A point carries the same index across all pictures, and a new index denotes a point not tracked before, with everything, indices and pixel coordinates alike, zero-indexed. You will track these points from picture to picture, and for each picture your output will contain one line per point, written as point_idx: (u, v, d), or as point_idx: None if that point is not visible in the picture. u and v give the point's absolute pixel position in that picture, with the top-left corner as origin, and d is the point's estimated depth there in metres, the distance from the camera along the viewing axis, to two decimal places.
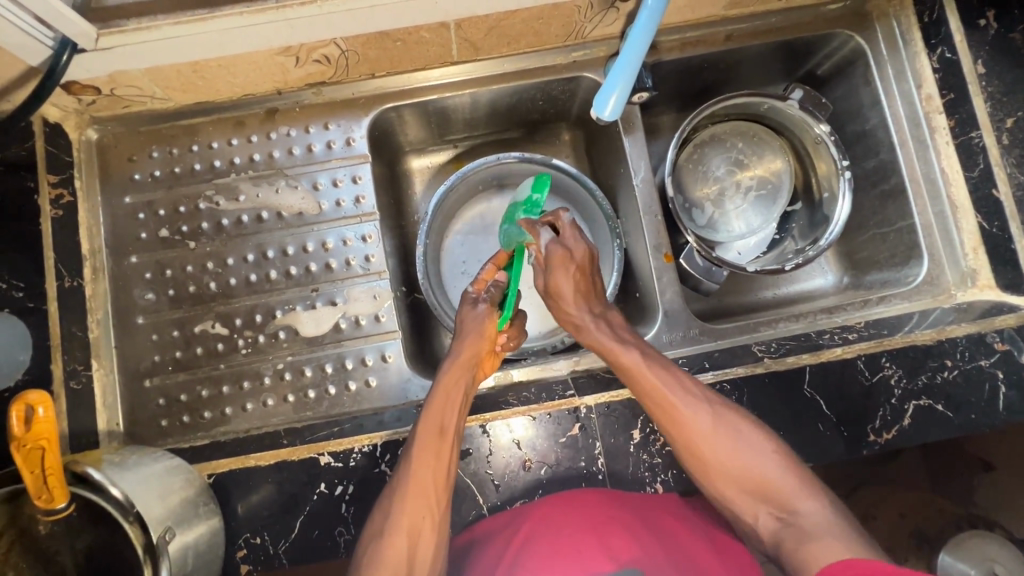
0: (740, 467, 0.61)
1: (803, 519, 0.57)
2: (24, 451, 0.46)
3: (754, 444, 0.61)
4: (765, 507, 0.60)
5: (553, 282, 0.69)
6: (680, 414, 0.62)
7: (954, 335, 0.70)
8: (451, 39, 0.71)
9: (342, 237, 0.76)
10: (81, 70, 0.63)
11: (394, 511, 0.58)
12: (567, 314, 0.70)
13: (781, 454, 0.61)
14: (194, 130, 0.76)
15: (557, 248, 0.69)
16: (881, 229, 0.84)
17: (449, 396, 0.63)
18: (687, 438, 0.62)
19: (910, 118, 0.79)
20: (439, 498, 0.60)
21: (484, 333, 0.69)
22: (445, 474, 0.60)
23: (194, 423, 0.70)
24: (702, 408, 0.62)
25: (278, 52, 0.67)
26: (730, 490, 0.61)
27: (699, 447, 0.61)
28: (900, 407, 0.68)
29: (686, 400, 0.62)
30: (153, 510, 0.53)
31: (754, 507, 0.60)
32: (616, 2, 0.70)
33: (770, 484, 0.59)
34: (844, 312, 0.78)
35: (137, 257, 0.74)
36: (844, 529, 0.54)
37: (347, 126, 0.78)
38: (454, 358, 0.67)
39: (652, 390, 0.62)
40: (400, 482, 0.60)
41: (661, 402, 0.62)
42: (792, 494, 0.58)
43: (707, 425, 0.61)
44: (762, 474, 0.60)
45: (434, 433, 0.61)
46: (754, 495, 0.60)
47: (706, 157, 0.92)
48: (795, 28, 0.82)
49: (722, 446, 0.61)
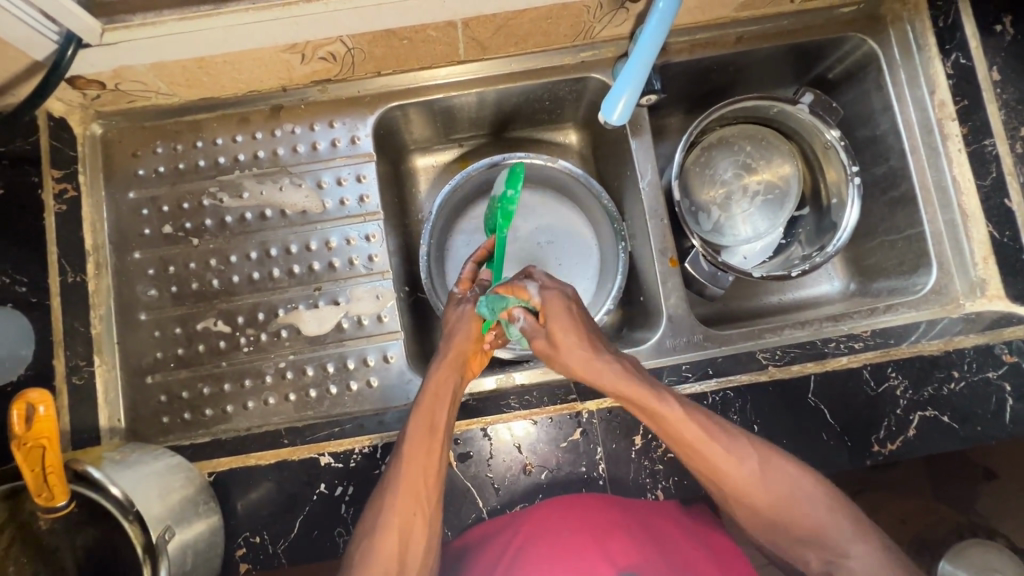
0: (789, 514, 0.61)
1: (852, 564, 0.58)
2: (26, 449, 0.46)
3: (798, 487, 0.61)
4: (818, 551, 0.61)
5: (557, 340, 0.62)
6: (725, 469, 0.60)
7: (962, 346, 0.69)
8: (458, 39, 0.71)
9: (345, 236, 0.76)
10: (86, 65, 0.63)
11: (384, 509, 0.58)
12: (579, 364, 0.61)
13: (828, 497, 0.61)
14: (198, 126, 0.76)
15: (558, 309, 0.63)
16: (889, 236, 0.83)
17: (437, 395, 0.63)
18: (736, 491, 0.61)
19: (922, 124, 0.78)
20: (427, 495, 0.60)
21: (468, 334, 0.68)
22: (435, 471, 0.60)
23: (195, 420, 0.70)
24: (747, 457, 0.61)
25: (283, 49, 0.66)
26: (778, 533, 0.63)
27: (744, 498, 0.61)
28: (905, 418, 0.67)
29: (726, 449, 0.60)
30: (151, 508, 0.53)
31: (805, 551, 0.62)
32: (626, 3, 0.69)
33: (820, 530, 0.60)
34: (850, 320, 0.76)
35: (140, 253, 0.74)
36: (892, 570, 0.56)
37: (352, 124, 0.77)
38: (442, 358, 0.66)
39: (695, 448, 0.60)
40: (390, 480, 0.59)
41: (703, 459, 0.60)
42: (839, 537, 0.60)
43: (754, 476, 0.61)
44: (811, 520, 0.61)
45: (424, 430, 0.61)
46: (805, 541, 0.61)
47: (713, 160, 0.91)
48: (806, 31, 0.80)
49: (768, 494, 0.61)
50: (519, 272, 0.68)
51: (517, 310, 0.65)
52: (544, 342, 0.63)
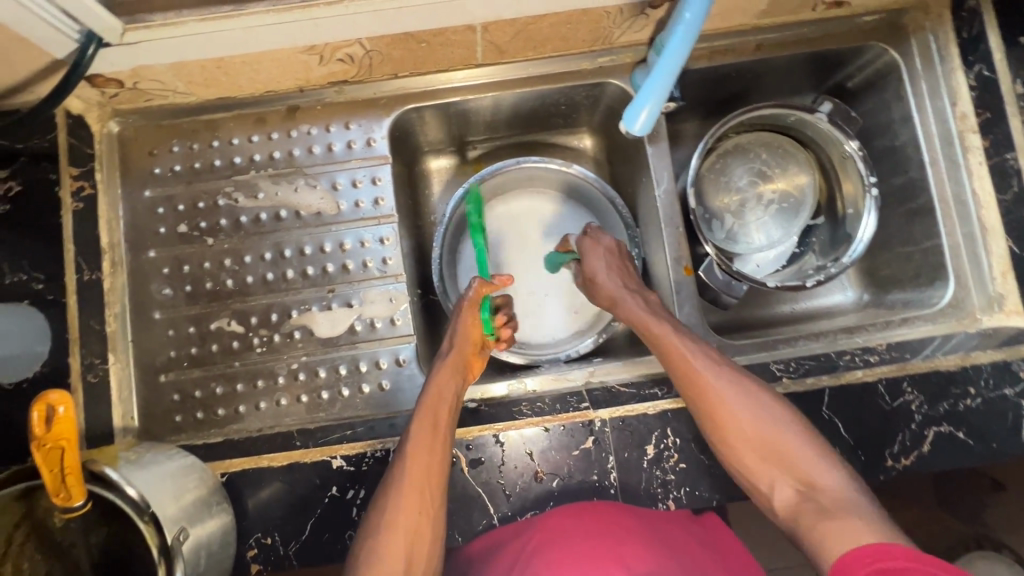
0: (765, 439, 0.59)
1: (823, 494, 0.55)
2: (45, 450, 0.46)
3: (773, 412, 0.60)
4: (784, 477, 0.58)
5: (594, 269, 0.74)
6: (710, 385, 0.61)
7: (979, 361, 0.69)
8: (477, 42, 0.70)
9: (359, 238, 0.76)
10: (106, 64, 0.63)
11: (389, 510, 0.58)
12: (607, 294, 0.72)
13: (803, 429, 0.60)
14: (214, 125, 0.76)
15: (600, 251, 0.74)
16: (906, 248, 0.82)
17: (438, 397, 0.63)
18: (714, 411, 0.61)
19: (943, 136, 0.77)
20: (432, 496, 0.59)
21: (468, 336, 0.69)
22: (438, 472, 0.59)
23: (208, 420, 0.70)
24: (728, 380, 0.62)
25: (302, 51, 0.66)
26: (748, 458, 0.59)
27: (724, 420, 0.60)
28: (920, 433, 0.67)
29: (715, 373, 0.62)
30: (165, 508, 0.53)
31: (775, 478, 0.58)
32: (647, 9, 0.68)
33: (790, 454, 0.58)
34: (865, 332, 0.74)
35: (155, 252, 0.74)
36: (861, 502, 0.54)
37: (368, 126, 0.77)
38: (445, 358, 0.67)
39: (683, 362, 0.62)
40: (393, 483, 0.59)
41: (694, 378, 0.62)
42: (811, 464, 0.57)
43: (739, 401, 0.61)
44: (786, 449, 0.59)
45: (427, 432, 0.61)
46: (778, 467, 0.58)
47: (728, 167, 0.90)
48: (827, 39, 0.80)
49: (745, 413, 0.60)
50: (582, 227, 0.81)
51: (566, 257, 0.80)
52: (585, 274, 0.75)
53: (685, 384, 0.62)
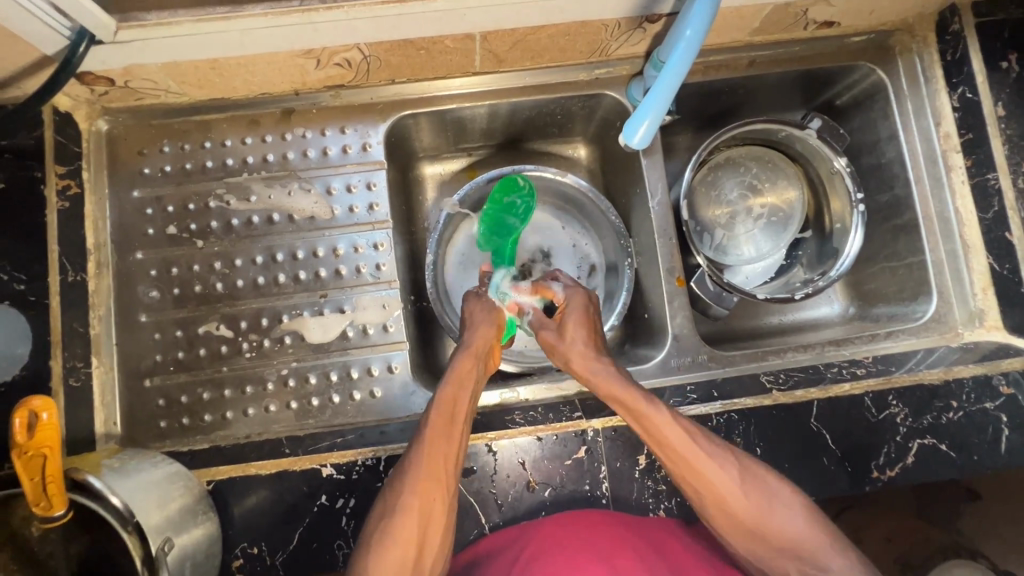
0: (764, 526, 0.59)
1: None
2: (25, 458, 0.45)
3: (778, 497, 0.59)
4: (794, 563, 0.58)
5: (567, 334, 0.68)
6: (708, 479, 0.59)
7: (961, 375, 0.70)
8: (475, 51, 0.71)
9: (353, 243, 0.75)
10: (97, 61, 0.61)
11: (403, 492, 0.57)
12: (578, 362, 0.66)
13: (806, 511, 0.59)
14: (206, 126, 0.74)
15: (576, 307, 0.70)
16: (890, 263, 0.84)
17: (461, 382, 0.64)
18: (716, 499, 0.59)
19: (928, 155, 0.79)
20: (447, 482, 0.59)
21: (493, 323, 0.71)
22: (455, 458, 0.60)
23: (194, 426, 0.69)
24: (724, 463, 0.60)
25: (299, 54, 0.66)
26: (758, 546, 0.60)
27: (725, 506, 0.59)
28: (904, 445, 0.68)
29: (711, 459, 0.60)
30: (151, 519, 0.52)
31: (782, 563, 0.59)
32: (644, 23, 0.69)
33: (800, 544, 0.58)
34: (851, 345, 0.77)
35: (142, 253, 0.72)
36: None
37: (364, 131, 0.76)
38: (466, 347, 0.67)
39: (680, 454, 0.59)
40: (411, 465, 0.58)
41: (690, 469, 0.59)
42: (819, 549, 0.57)
43: (735, 481, 0.59)
44: (790, 533, 0.58)
45: (446, 422, 0.60)
46: (784, 552, 0.58)
47: (719, 179, 0.91)
48: (816, 58, 0.81)
49: (749, 502, 0.59)
50: (547, 274, 0.77)
51: (529, 304, 0.75)
52: (553, 332, 0.69)
53: (681, 476, 0.60)
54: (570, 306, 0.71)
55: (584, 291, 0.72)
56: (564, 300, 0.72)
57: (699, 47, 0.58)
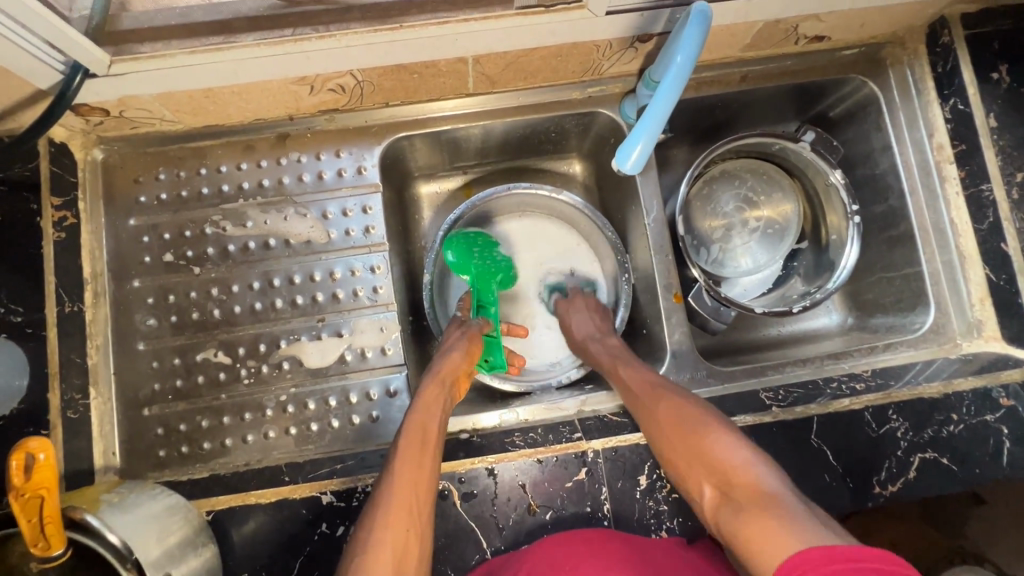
0: (691, 439, 0.58)
1: (742, 488, 0.52)
2: (23, 499, 0.45)
3: (707, 418, 0.60)
4: (711, 478, 0.55)
5: (571, 317, 0.80)
6: (653, 400, 0.64)
7: (961, 389, 0.70)
8: (468, 74, 0.71)
9: (350, 267, 0.75)
10: (91, 94, 0.62)
11: (376, 527, 0.56)
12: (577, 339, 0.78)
13: (739, 436, 0.58)
14: (202, 153, 0.75)
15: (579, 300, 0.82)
16: (888, 273, 0.84)
17: (427, 411, 0.64)
18: (657, 420, 0.62)
19: (921, 166, 0.79)
20: (419, 512, 0.58)
21: (461, 353, 0.71)
22: (427, 486, 0.60)
23: (193, 454, 0.69)
24: (666, 389, 0.64)
25: (292, 81, 0.66)
26: (683, 465, 0.58)
27: (660, 425, 0.62)
28: (906, 459, 0.68)
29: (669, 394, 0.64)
30: (150, 552, 0.52)
31: (702, 480, 0.56)
32: (636, 43, 0.69)
33: (714, 454, 0.56)
34: (850, 358, 0.76)
35: (139, 281, 0.72)
36: (781, 495, 0.49)
37: (359, 154, 0.77)
38: (433, 374, 0.68)
39: (637, 389, 0.66)
40: (383, 499, 0.58)
41: (646, 395, 0.65)
42: (732, 459, 0.55)
43: (682, 412, 0.61)
44: (724, 457, 0.55)
45: (415, 448, 0.61)
46: (701, 464, 0.56)
47: (715, 193, 0.92)
48: (808, 72, 0.82)
49: (677, 418, 0.60)
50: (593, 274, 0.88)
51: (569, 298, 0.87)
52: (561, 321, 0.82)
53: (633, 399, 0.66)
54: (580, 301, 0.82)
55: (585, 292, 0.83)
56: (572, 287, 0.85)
57: (692, 70, 0.58)
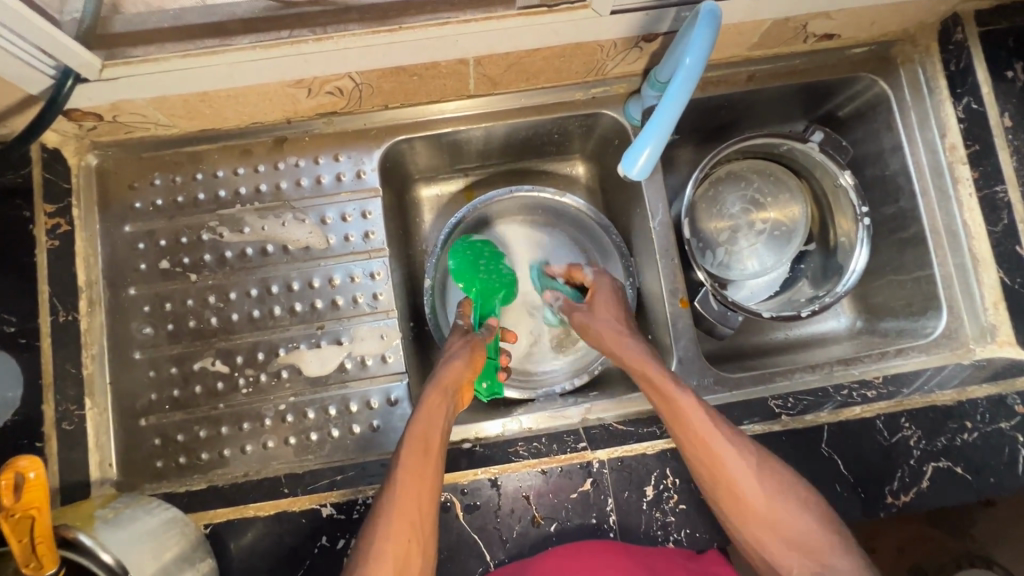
0: (777, 517, 0.57)
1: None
2: (13, 521, 0.43)
3: (789, 491, 0.58)
4: (802, 562, 0.55)
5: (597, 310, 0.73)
6: (722, 457, 0.59)
7: (974, 396, 0.69)
8: (469, 75, 0.69)
9: (349, 273, 0.74)
10: (83, 99, 0.60)
11: (377, 539, 0.55)
12: (610, 339, 0.69)
13: (818, 509, 0.58)
14: (198, 157, 0.73)
15: (605, 289, 0.74)
16: (898, 276, 0.82)
17: (431, 419, 0.62)
18: (731, 488, 0.58)
19: (933, 167, 0.78)
20: (422, 523, 0.57)
21: (466, 359, 0.68)
22: (429, 497, 0.58)
23: (191, 465, 0.67)
24: (734, 442, 0.60)
25: (289, 84, 0.64)
26: (767, 539, 0.57)
27: (738, 492, 0.58)
28: (919, 469, 0.66)
29: (729, 442, 0.60)
30: (145, 567, 0.51)
31: (791, 562, 0.56)
32: (641, 42, 0.68)
33: (808, 539, 0.56)
34: (861, 363, 0.74)
35: (135, 289, 0.71)
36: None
37: (358, 158, 0.75)
38: (436, 381, 0.66)
39: (699, 434, 0.60)
40: (383, 509, 0.57)
41: (706, 448, 0.59)
42: (825, 546, 0.55)
43: (749, 467, 0.59)
44: (801, 528, 0.56)
45: (416, 459, 0.59)
46: (792, 546, 0.56)
47: (720, 194, 0.90)
48: (816, 71, 0.80)
49: (762, 492, 0.58)
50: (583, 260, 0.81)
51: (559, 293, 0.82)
52: (584, 313, 0.74)
53: (694, 450, 0.60)
54: (600, 288, 0.75)
55: (611, 278, 0.76)
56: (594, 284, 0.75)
57: (702, 72, 0.57)
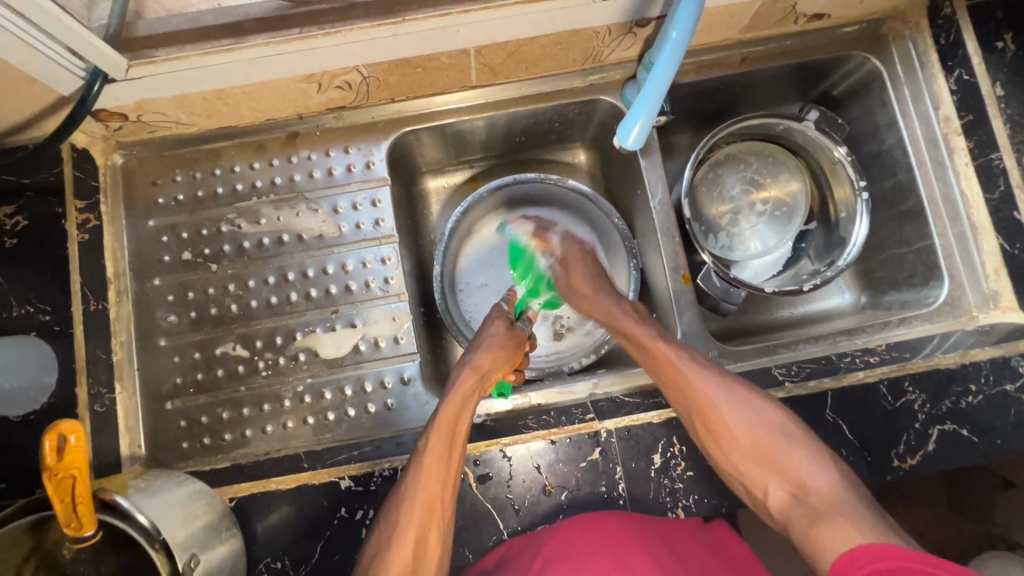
0: (756, 438, 0.63)
1: (815, 491, 0.60)
2: (56, 481, 0.46)
3: (759, 412, 0.65)
4: (776, 480, 0.63)
5: (573, 278, 0.81)
6: (692, 382, 0.66)
7: (978, 359, 0.70)
8: (471, 65, 0.72)
9: (361, 259, 0.77)
10: (111, 99, 0.65)
11: (401, 523, 0.57)
12: (587, 300, 0.79)
13: (791, 428, 0.64)
14: (216, 154, 0.77)
15: (576, 258, 0.83)
16: (899, 249, 0.83)
17: (462, 404, 0.64)
18: (702, 408, 0.65)
19: (928, 139, 0.79)
20: (442, 510, 0.59)
21: (503, 351, 0.71)
22: (452, 479, 0.60)
23: (215, 445, 0.70)
24: (710, 380, 0.66)
25: (301, 79, 0.68)
26: (741, 459, 0.64)
27: (711, 413, 0.64)
28: (924, 432, 0.67)
29: (695, 369, 0.67)
30: (176, 535, 0.53)
31: (767, 482, 0.63)
32: (635, 28, 0.70)
33: (781, 455, 0.63)
34: (864, 333, 0.76)
35: (160, 279, 0.75)
36: (850, 499, 0.58)
37: (367, 150, 0.79)
38: (473, 366, 0.68)
39: (668, 365, 0.67)
40: (409, 487, 0.59)
41: (676, 372, 0.67)
42: (799, 463, 0.62)
43: (719, 390, 0.66)
44: (778, 445, 0.63)
45: (445, 445, 0.61)
46: (767, 466, 0.63)
47: (720, 176, 0.92)
48: (808, 51, 0.82)
49: (735, 416, 0.64)
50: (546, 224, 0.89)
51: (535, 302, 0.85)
52: (564, 281, 0.82)
53: (669, 385, 0.67)
54: (569, 254, 0.83)
55: (579, 243, 0.84)
56: (564, 254, 0.83)
57: (686, 48, 0.59)
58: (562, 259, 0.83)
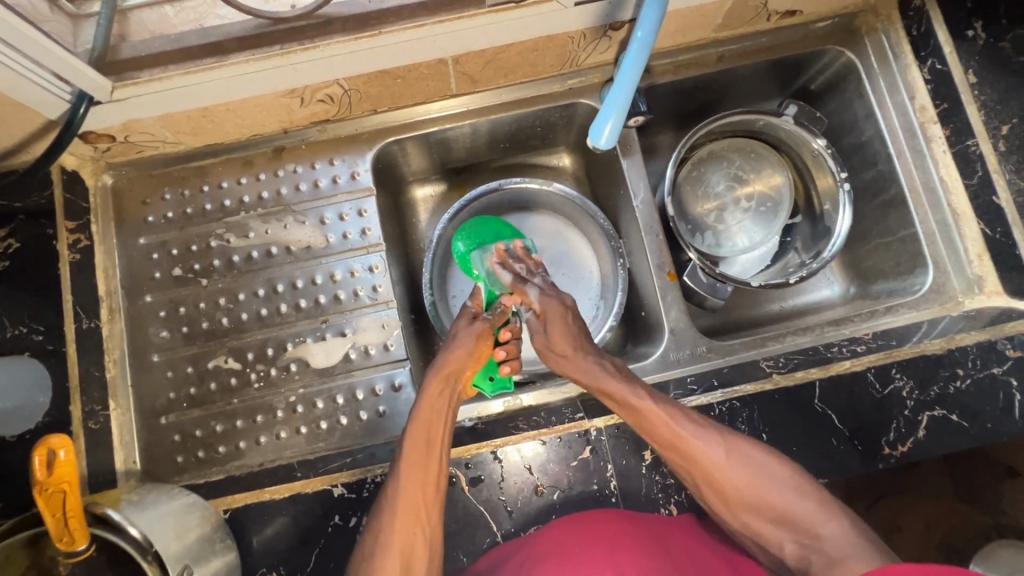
0: (762, 495, 0.61)
1: (828, 542, 0.58)
2: (46, 495, 0.47)
3: (761, 468, 0.62)
4: (790, 534, 0.61)
5: (554, 342, 0.69)
6: (696, 454, 0.62)
7: (964, 343, 0.70)
8: (449, 74, 0.74)
9: (349, 268, 0.78)
10: (97, 120, 0.66)
11: (383, 538, 0.57)
12: (565, 365, 0.68)
13: (800, 486, 0.61)
14: (204, 171, 0.79)
15: (556, 316, 0.70)
16: (884, 238, 0.84)
17: (433, 410, 0.63)
18: (705, 474, 0.62)
19: (906, 128, 0.80)
20: (427, 518, 0.59)
21: (469, 346, 0.68)
22: (434, 483, 0.60)
23: (209, 458, 0.71)
24: (712, 444, 0.62)
25: (282, 94, 0.70)
26: (749, 517, 0.63)
27: (715, 480, 0.62)
28: (914, 419, 0.68)
29: (696, 434, 0.62)
30: (169, 546, 0.53)
31: (779, 535, 0.61)
32: (609, 31, 0.72)
33: (791, 512, 0.60)
34: (851, 323, 0.77)
35: (151, 296, 0.76)
36: (865, 549, 0.56)
37: (351, 161, 0.80)
38: (439, 369, 0.66)
39: (669, 437, 0.62)
40: (389, 499, 0.59)
41: (676, 445, 0.62)
42: (812, 518, 0.59)
43: (721, 456, 0.62)
44: (786, 503, 0.60)
45: (420, 451, 0.61)
46: (779, 523, 0.61)
47: (704, 174, 0.93)
48: (783, 47, 0.83)
49: (742, 479, 0.61)
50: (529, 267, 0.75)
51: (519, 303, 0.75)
52: (541, 337, 0.71)
53: (674, 458, 0.63)
54: (548, 313, 0.70)
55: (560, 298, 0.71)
56: (543, 310, 0.71)
57: (651, 47, 0.64)
58: (539, 313, 0.72)
